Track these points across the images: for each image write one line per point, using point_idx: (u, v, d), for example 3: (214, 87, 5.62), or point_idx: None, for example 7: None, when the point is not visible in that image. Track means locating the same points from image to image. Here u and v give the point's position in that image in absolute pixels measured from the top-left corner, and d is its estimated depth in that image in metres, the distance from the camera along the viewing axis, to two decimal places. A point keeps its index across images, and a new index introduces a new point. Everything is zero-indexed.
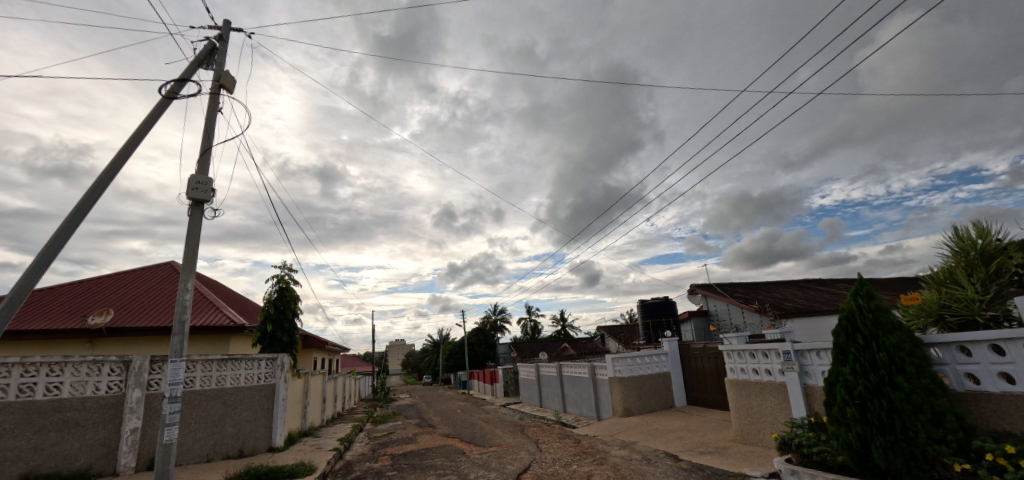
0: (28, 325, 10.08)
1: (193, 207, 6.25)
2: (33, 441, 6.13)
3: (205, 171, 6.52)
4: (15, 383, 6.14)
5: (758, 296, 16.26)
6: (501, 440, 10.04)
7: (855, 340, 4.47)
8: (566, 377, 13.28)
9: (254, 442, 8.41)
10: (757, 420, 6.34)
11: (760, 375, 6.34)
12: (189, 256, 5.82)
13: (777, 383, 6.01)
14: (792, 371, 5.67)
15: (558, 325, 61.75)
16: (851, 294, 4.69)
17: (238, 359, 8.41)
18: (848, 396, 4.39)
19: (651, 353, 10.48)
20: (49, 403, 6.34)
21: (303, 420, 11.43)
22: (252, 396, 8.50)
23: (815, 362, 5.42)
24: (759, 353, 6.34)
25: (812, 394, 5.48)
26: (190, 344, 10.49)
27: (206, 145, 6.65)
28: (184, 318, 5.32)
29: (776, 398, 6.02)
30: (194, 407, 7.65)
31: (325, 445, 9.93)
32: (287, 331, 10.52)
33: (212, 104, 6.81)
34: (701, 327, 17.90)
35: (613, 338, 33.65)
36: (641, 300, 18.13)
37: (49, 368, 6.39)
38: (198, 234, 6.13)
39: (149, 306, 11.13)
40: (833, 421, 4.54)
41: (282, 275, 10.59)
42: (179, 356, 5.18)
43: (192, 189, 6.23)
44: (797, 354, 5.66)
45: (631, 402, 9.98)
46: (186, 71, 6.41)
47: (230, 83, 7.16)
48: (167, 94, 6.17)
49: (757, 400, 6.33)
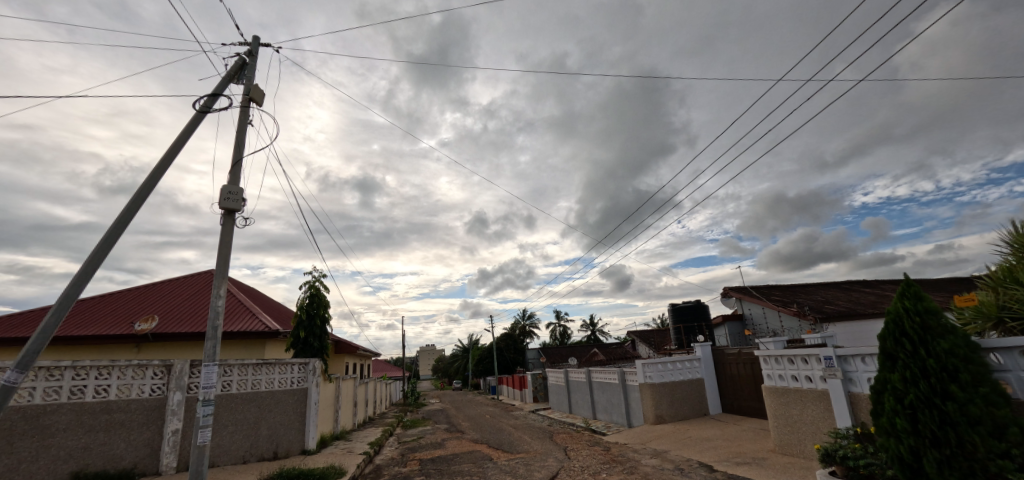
0: (81, 331, 10.79)
1: (225, 216, 6.54)
2: (83, 441, 6.54)
3: (236, 182, 6.82)
4: (67, 386, 6.56)
5: (797, 299, 15.48)
6: (529, 446, 9.96)
7: (903, 346, 4.14)
8: (595, 383, 13.05)
9: (287, 444, 8.70)
10: (798, 430, 5.98)
11: (800, 382, 5.99)
12: (221, 264, 6.06)
13: (818, 391, 5.66)
14: (835, 378, 5.32)
15: (587, 329, 60.95)
16: (896, 296, 4.37)
17: (271, 364, 8.70)
18: (898, 406, 4.07)
19: (683, 359, 10.12)
20: (98, 404, 6.76)
21: (335, 423, 11.72)
22: (286, 399, 8.81)
23: (860, 368, 5.07)
24: (798, 358, 5.99)
25: (858, 403, 5.11)
26: (228, 349, 10.96)
27: (238, 157, 6.96)
28: (217, 325, 5.53)
29: (818, 407, 5.67)
30: (229, 410, 7.91)
31: (355, 448, 10.18)
32: (318, 337, 10.82)
33: (243, 117, 7.14)
34: (736, 331, 17.22)
35: (644, 343, 32.94)
36: (672, 304, 17.62)
37: (97, 372, 6.81)
38: (230, 242, 6.41)
39: (189, 314, 11.72)
40: (881, 432, 4.23)
41: (312, 281, 10.90)
42: (212, 360, 5.38)
43: (224, 199, 6.52)
44: (839, 360, 5.31)
45: (662, 409, 9.66)
46: (218, 86, 6.73)
47: (259, 97, 7.48)
48: (201, 108, 6.49)
49: (798, 409, 5.99)
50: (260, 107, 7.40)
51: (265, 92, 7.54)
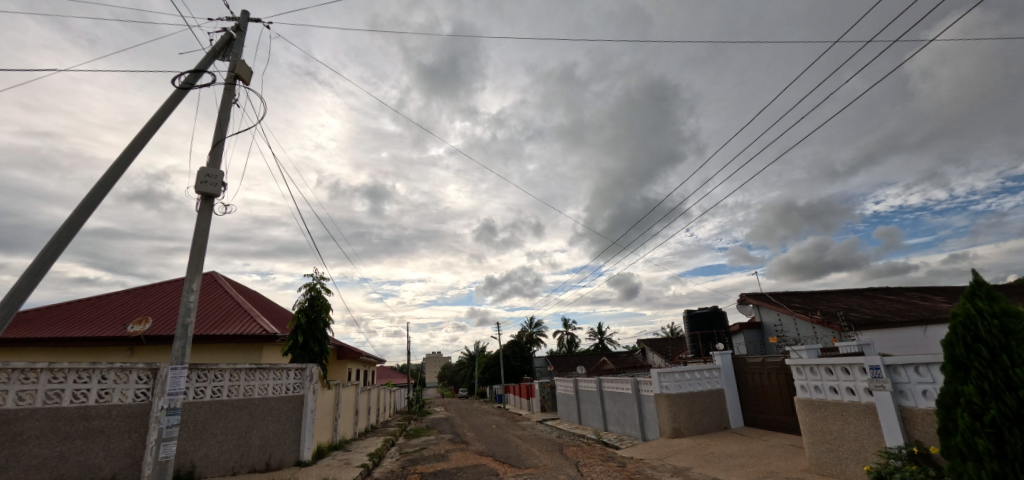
0: (76, 332, 10.69)
1: (202, 200, 6.29)
2: (58, 449, 6.25)
3: (216, 164, 6.56)
4: (43, 390, 6.23)
5: (819, 306, 14.93)
6: (537, 460, 9.53)
7: (978, 354, 3.64)
8: (606, 393, 12.60)
9: (281, 455, 8.40)
10: (839, 448, 5.51)
11: (839, 395, 5.56)
12: (194, 256, 5.82)
13: (862, 405, 5.22)
14: (883, 390, 4.89)
15: (596, 338, 60.26)
16: (966, 297, 3.90)
17: (265, 369, 8.41)
18: (977, 424, 3.54)
19: (701, 368, 9.66)
20: (76, 410, 6.47)
21: (333, 433, 11.42)
22: (279, 406, 8.53)
23: (913, 379, 4.64)
24: (838, 369, 5.55)
25: (910, 418, 4.66)
26: (224, 353, 10.75)
27: (219, 138, 6.72)
28: (188, 323, 5.33)
29: (861, 422, 5.22)
30: (219, 418, 7.54)
31: (353, 460, 9.82)
32: (318, 341, 10.56)
33: (228, 96, 6.93)
34: (753, 340, 16.68)
35: (655, 352, 32.35)
36: (687, 311, 17.18)
37: (76, 375, 6.53)
38: (204, 229, 6.15)
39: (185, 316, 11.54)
40: (953, 453, 3.72)
41: (313, 283, 10.66)
42: (179, 363, 5.17)
43: (200, 183, 6.24)
44: (888, 370, 4.88)
45: (680, 422, 9.21)
46: (200, 62, 6.52)
47: (245, 74, 7.25)
48: (182, 85, 6.26)
49: (838, 425, 5.53)
50: (246, 85, 7.17)
51: (252, 70, 7.31)
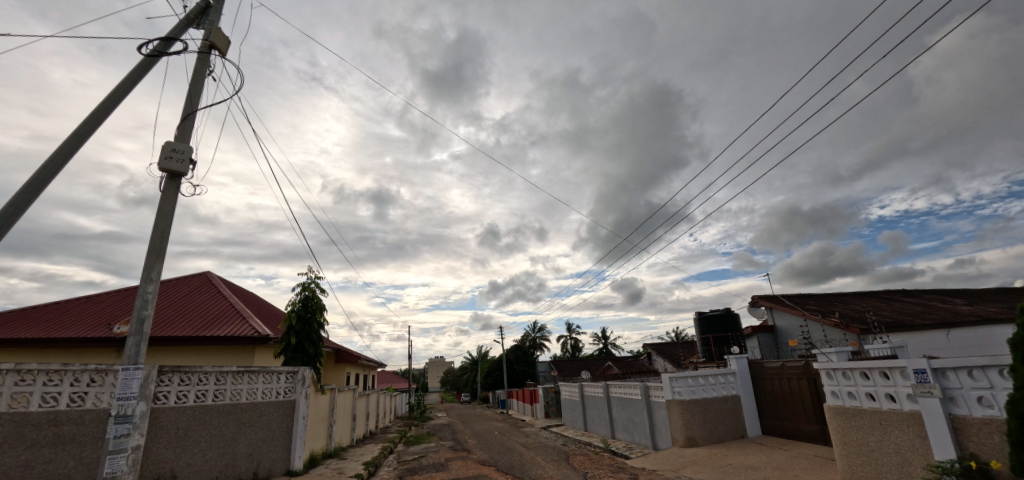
0: (63, 333, 10.46)
1: (168, 179, 5.75)
2: (23, 458, 5.64)
3: (185, 140, 6.00)
4: (8, 392, 5.61)
5: (834, 308, 14.55)
6: (543, 470, 9.16)
7: None
8: (614, 399, 12.24)
9: (269, 463, 8.13)
10: (877, 461, 5.16)
11: (877, 402, 5.21)
12: (155, 241, 5.40)
13: (904, 413, 4.87)
14: (929, 396, 4.55)
15: (599, 343, 59.80)
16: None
17: (254, 372, 8.15)
18: None
19: (716, 374, 9.31)
20: (44, 415, 5.85)
21: (327, 440, 11.10)
22: (268, 412, 8.30)
23: (966, 385, 4.31)
24: (875, 373, 5.21)
25: (964, 429, 4.31)
26: (213, 355, 10.48)
27: (190, 112, 6.18)
28: (144, 319, 5.10)
29: (902, 433, 4.87)
30: (204, 424, 7.19)
31: (347, 470, 9.51)
32: (312, 343, 10.30)
33: (202, 66, 6.49)
34: (767, 343, 16.29)
35: (660, 357, 31.97)
36: (699, 313, 16.83)
37: (46, 377, 5.92)
38: (169, 212, 5.66)
39: (175, 316, 11.28)
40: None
41: (307, 283, 10.42)
42: (133, 364, 5.00)
43: (164, 159, 5.68)
44: (935, 375, 4.56)
45: (694, 430, 8.84)
46: (171, 30, 6.24)
47: (221, 44, 6.87)
48: (150, 53, 5.94)
49: (877, 436, 5.18)
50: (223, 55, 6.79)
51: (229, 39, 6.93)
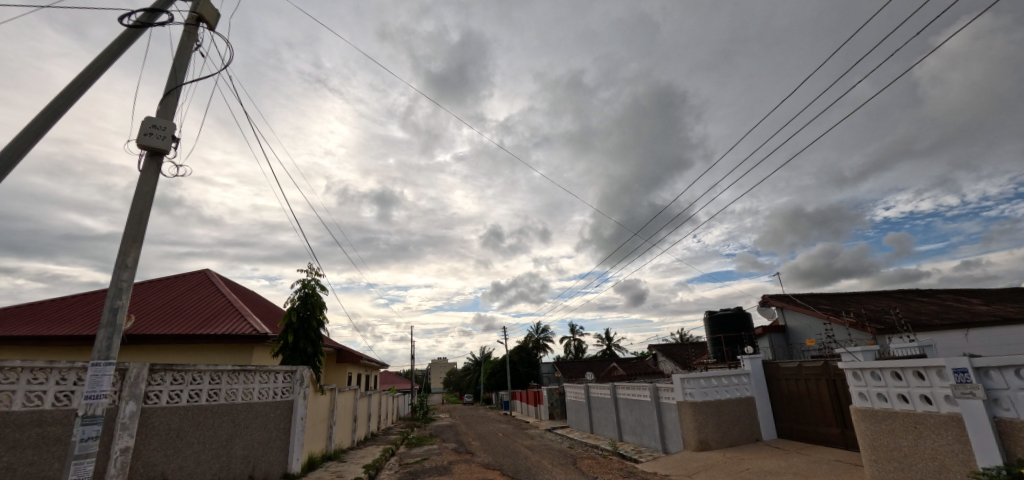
0: (61, 331, 10.38)
1: (148, 156, 5.39)
2: (6, 459, 5.49)
3: (167, 116, 5.62)
4: None
5: (849, 308, 14.25)
6: (550, 474, 8.94)
7: None
8: (621, 400, 12.01)
9: (266, 465, 7.98)
10: (909, 467, 4.94)
11: (912, 404, 4.98)
12: (133, 223, 5.06)
13: (943, 416, 4.64)
14: (971, 398, 4.32)
15: (604, 344, 59.47)
16: None
17: (251, 372, 7.99)
18: None
19: (729, 375, 9.07)
20: (28, 414, 5.69)
21: (327, 441, 10.92)
22: (264, 412, 8.14)
23: (1013, 384, 4.07)
24: (910, 373, 4.99)
25: (1011, 432, 4.09)
26: (210, 353, 10.36)
27: (174, 86, 5.81)
28: (116, 309, 4.65)
29: (941, 437, 4.64)
30: (198, 424, 7.04)
31: (347, 473, 9.30)
32: (311, 341, 10.16)
33: (189, 40, 6.15)
34: (778, 344, 16.02)
35: (667, 358, 31.68)
36: (709, 312, 16.58)
37: (31, 375, 5.77)
38: (148, 191, 5.29)
39: (173, 313, 11.18)
40: None
41: (306, 280, 10.27)
42: (103, 360, 4.48)
43: (144, 135, 5.30)
44: (977, 374, 4.34)
45: (706, 433, 8.60)
46: (157, 2, 6.02)
47: (211, 18, 6.54)
48: (132, 25, 5.69)
49: (910, 440, 4.95)
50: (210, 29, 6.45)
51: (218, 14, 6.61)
